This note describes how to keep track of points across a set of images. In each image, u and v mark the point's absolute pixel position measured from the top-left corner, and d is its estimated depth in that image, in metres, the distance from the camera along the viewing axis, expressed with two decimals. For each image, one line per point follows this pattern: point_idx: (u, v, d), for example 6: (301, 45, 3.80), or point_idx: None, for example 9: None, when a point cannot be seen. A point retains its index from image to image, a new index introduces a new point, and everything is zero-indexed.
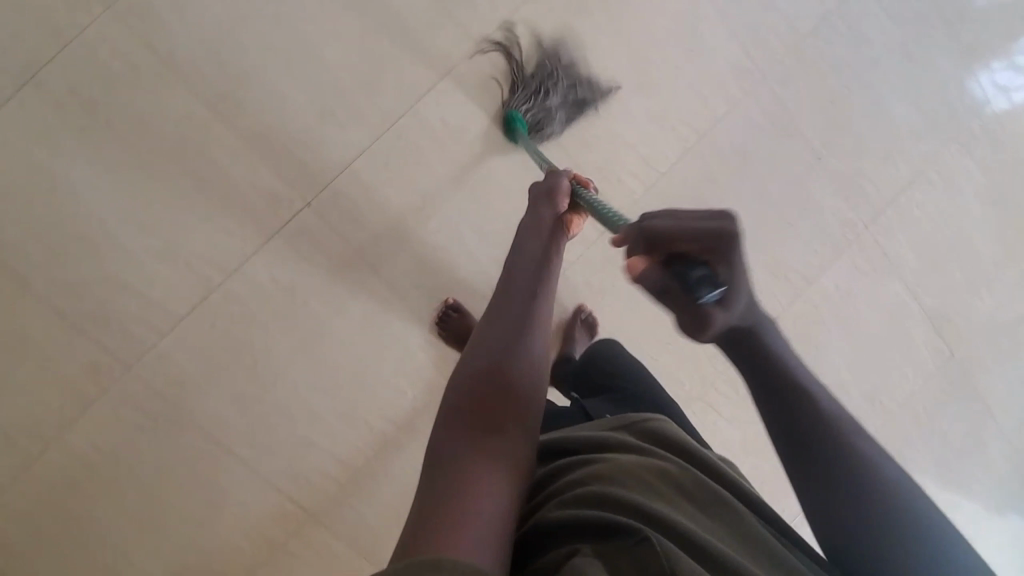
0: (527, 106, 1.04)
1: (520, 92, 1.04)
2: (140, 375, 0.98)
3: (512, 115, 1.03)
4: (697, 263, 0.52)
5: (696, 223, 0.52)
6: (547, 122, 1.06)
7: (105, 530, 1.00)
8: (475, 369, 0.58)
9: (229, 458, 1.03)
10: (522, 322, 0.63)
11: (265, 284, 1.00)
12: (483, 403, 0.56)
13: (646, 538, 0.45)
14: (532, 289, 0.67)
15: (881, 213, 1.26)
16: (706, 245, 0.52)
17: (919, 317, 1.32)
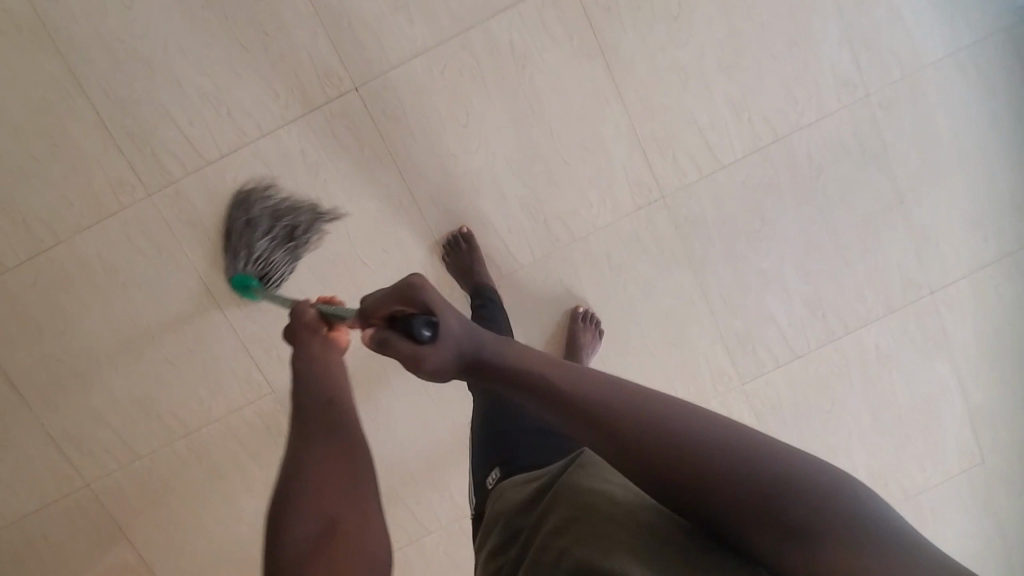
0: (249, 257, 0.90)
1: (251, 244, 0.91)
2: (157, 204, 1.01)
3: (238, 274, 0.90)
4: (414, 317, 0.46)
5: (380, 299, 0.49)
6: (276, 275, 0.94)
7: (88, 337, 1.06)
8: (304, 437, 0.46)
9: (215, 310, 1.06)
10: (332, 442, 0.46)
11: (294, 154, 1.01)
12: (321, 500, 0.42)
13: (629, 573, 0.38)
14: (328, 384, 0.51)
15: (952, 282, 1.13)
16: (398, 305, 0.47)
17: (957, 408, 1.19)
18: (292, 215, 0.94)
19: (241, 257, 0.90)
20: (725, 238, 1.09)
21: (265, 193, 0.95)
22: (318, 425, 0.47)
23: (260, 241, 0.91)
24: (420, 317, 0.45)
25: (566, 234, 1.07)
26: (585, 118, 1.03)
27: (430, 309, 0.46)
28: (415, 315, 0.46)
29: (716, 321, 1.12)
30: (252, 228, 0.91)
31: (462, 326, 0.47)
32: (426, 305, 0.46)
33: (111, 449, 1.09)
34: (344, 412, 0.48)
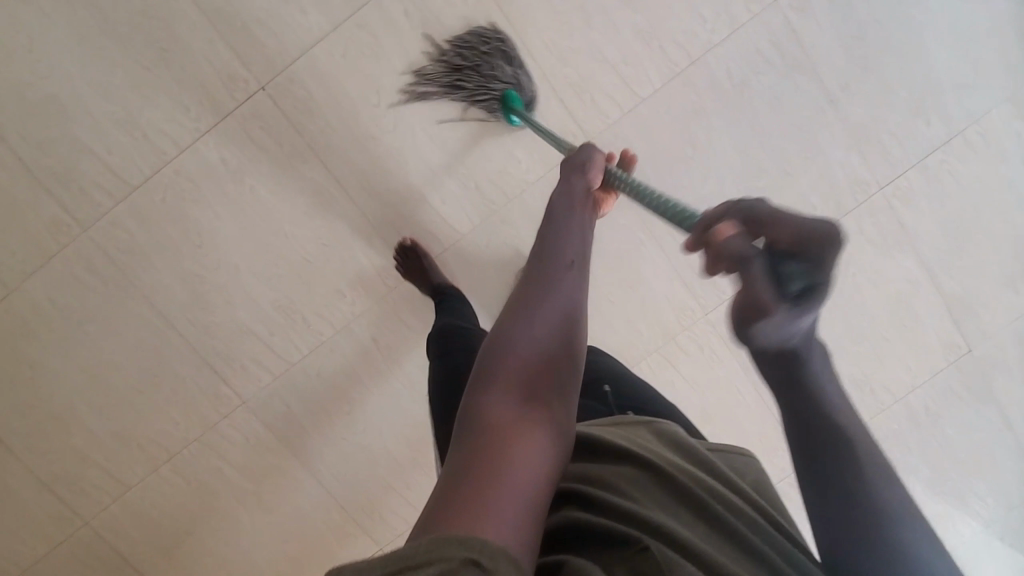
0: (498, 83, 0.99)
1: (473, 82, 0.99)
2: (94, 237, 1.03)
3: (505, 97, 0.99)
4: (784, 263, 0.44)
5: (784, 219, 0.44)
6: (520, 87, 1.00)
7: (56, 379, 1.08)
8: (515, 334, 0.52)
9: (170, 331, 1.07)
10: (549, 351, 0.52)
11: (216, 164, 1.02)
12: (530, 378, 0.51)
13: (647, 549, 0.43)
14: (571, 260, 0.58)
15: (902, 174, 1.10)
16: (790, 242, 0.44)
17: (932, 301, 1.16)
18: (464, 42, 0.99)
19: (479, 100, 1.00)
20: (659, 170, 1.07)
21: (458, 40, 0.99)
22: (552, 296, 0.55)
23: (497, 68, 0.98)
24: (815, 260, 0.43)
25: (499, 195, 1.07)
26: None
27: (810, 269, 0.44)
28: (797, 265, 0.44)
29: (668, 256, 1.11)
30: (477, 68, 0.99)
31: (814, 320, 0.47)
32: (811, 271, 0.44)
33: (100, 483, 1.12)
34: (573, 292, 0.56)
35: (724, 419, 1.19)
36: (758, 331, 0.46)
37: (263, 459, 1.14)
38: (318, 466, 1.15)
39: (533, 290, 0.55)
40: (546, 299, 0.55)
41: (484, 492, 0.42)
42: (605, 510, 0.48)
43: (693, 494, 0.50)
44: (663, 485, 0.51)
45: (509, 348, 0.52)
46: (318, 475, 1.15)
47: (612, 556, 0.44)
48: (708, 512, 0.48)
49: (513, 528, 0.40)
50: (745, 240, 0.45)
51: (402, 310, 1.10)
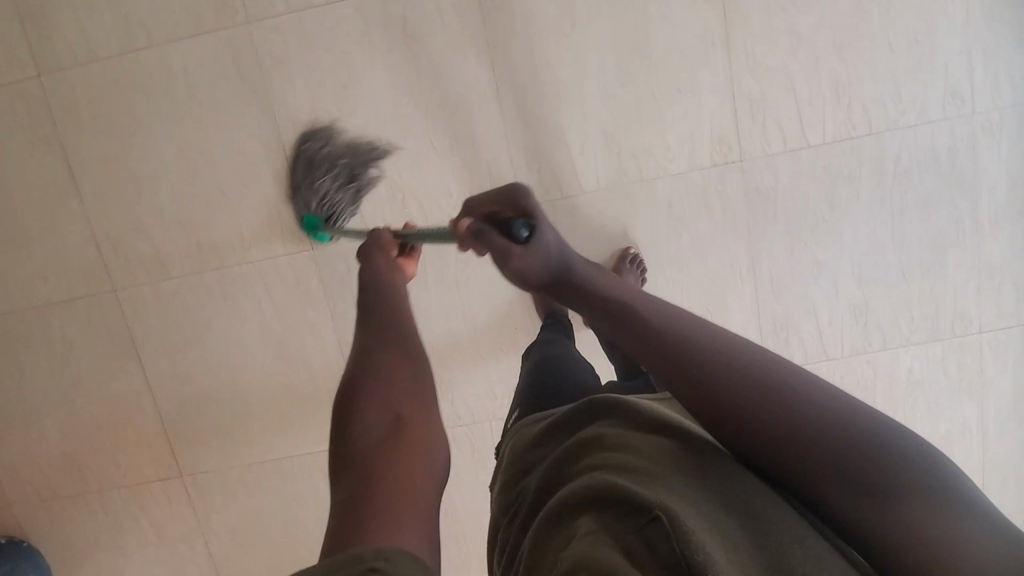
0: (317, 200, 1.02)
1: (316, 184, 1.02)
2: (252, 33, 1.03)
3: (303, 216, 1.05)
4: (508, 220, 0.57)
5: (487, 202, 0.60)
6: (339, 215, 1.05)
7: (152, 146, 1.07)
8: (361, 366, 0.53)
9: (276, 153, 1.07)
10: (389, 356, 0.54)
11: (396, 20, 1.02)
12: (380, 400, 0.50)
13: (660, 516, 0.39)
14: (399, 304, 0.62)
15: (1005, 326, 1.10)
16: (504, 203, 0.58)
17: (973, 454, 1.16)
18: (348, 146, 1.03)
19: (304, 202, 1.03)
20: (790, 218, 1.07)
21: (328, 135, 1.03)
22: (387, 335, 0.57)
23: (332, 188, 1.02)
24: (519, 219, 0.56)
25: (635, 171, 1.06)
26: (686, 59, 1.02)
27: (524, 215, 0.57)
28: (513, 217, 0.57)
29: (759, 301, 1.11)
30: (329, 173, 1.02)
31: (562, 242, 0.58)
32: (526, 211, 0.57)
33: (144, 261, 1.11)
34: (403, 330, 0.58)
35: None
36: (543, 275, 0.57)
37: (303, 310, 1.13)
38: (348, 340, 1.15)
39: (370, 339, 0.57)
40: (380, 332, 0.57)
41: (376, 521, 0.41)
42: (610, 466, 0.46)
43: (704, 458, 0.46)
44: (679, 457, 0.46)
45: (354, 377, 0.52)
46: (344, 348, 1.15)
47: (620, 520, 0.41)
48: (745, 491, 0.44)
49: (411, 529, 0.41)
50: (475, 218, 0.60)
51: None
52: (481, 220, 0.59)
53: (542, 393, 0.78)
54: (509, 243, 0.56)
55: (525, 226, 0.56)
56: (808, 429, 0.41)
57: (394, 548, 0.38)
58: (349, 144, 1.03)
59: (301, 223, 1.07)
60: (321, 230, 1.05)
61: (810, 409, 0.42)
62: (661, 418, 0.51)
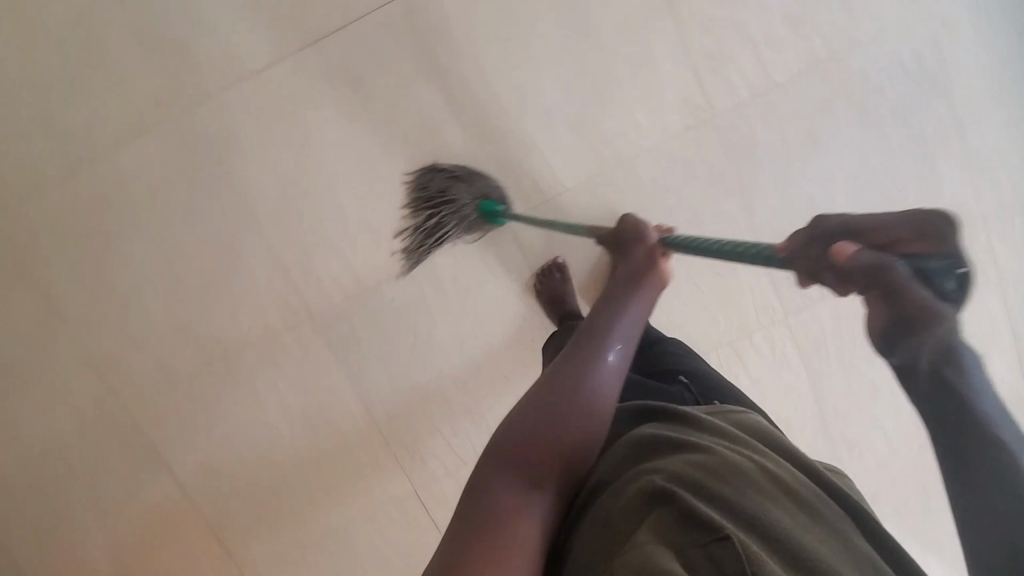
0: (469, 197, 1.02)
1: (456, 202, 1.01)
2: (196, 119, 1.00)
3: (479, 207, 1.03)
4: (917, 258, 0.40)
5: (902, 224, 0.42)
6: (490, 192, 1.03)
7: (125, 257, 1.04)
8: (535, 411, 0.49)
9: (250, 231, 1.04)
10: (564, 418, 0.49)
11: (335, 69, 0.99)
12: (534, 464, 0.47)
13: (728, 539, 0.38)
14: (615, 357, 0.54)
15: (1004, 213, 1.10)
16: (921, 233, 0.40)
17: (1010, 343, 1.15)
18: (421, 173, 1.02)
19: (466, 214, 1.02)
20: (775, 161, 1.05)
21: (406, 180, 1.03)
22: (578, 398, 0.50)
23: (460, 194, 1.01)
24: (948, 264, 0.39)
25: (612, 156, 1.04)
26: (633, 33, 1.00)
27: (960, 263, 0.39)
28: (932, 256, 0.40)
29: None
30: (444, 202, 1.02)
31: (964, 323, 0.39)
32: (953, 260, 0.39)
33: (148, 371, 1.08)
34: (602, 393, 0.51)
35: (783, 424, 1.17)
36: (913, 349, 0.39)
37: (318, 379, 1.11)
38: (371, 396, 1.12)
39: (562, 380, 0.51)
40: (569, 379, 0.51)
41: None
42: (675, 477, 0.43)
43: (782, 478, 0.44)
44: (755, 471, 0.44)
45: (519, 424, 0.48)
46: (369, 404, 1.13)
47: (684, 532, 0.39)
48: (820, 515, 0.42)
49: None
50: (869, 249, 0.42)
51: (490, 253, 1.08)
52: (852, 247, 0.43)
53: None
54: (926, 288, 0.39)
55: (953, 276, 0.39)
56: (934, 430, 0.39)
57: None
58: (418, 183, 1.01)
59: (485, 225, 1.06)
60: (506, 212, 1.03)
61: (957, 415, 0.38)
62: (729, 433, 0.48)
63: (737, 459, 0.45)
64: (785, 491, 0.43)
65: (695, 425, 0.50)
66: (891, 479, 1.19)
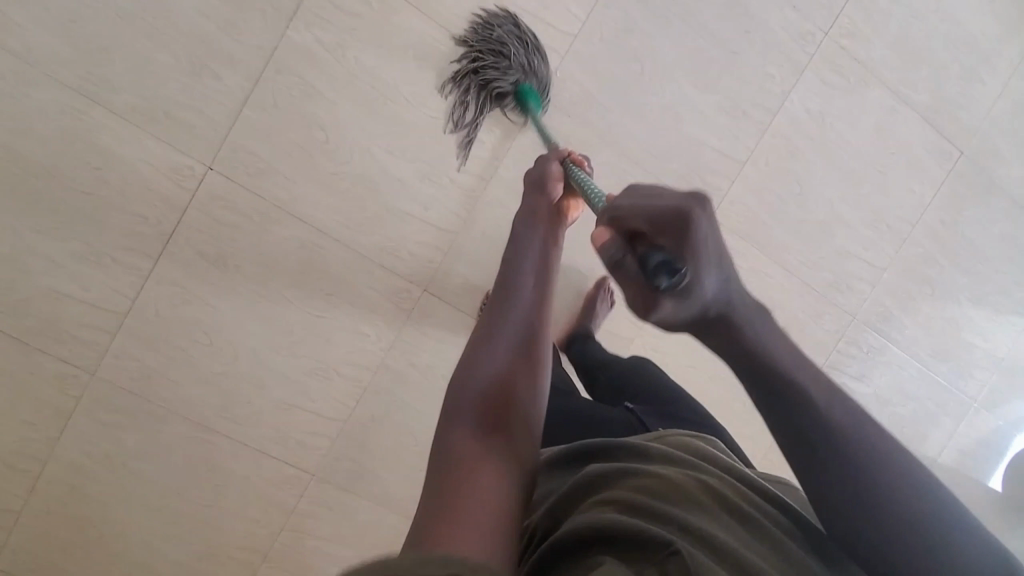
0: (519, 69, 0.98)
1: (501, 67, 0.97)
2: (106, 376, 1.00)
3: (518, 87, 0.99)
4: (651, 248, 0.42)
5: (661, 200, 0.43)
6: (532, 72, 0.99)
7: (123, 528, 1.04)
8: (481, 353, 0.57)
9: (215, 438, 1.04)
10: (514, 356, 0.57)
11: (196, 259, 0.99)
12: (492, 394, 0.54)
13: (678, 550, 0.42)
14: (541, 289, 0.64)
15: (840, 12, 1.10)
16: (656, 221, 0.43)
17: (911, 120, 1.16)
18: (490, 17, 0.99)
19: (506, 87, 0.98)
20: (617, 96, 1.06)
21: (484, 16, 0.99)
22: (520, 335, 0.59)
23: (511, 60, 0.97)
24: (667, 248, 0.41)
25: (478, 181, 1.06)
26: (426, 68, 1.00)
27: (677, 252, 0.41)
28: (662, 245, 0.42)
29: (656, 174, 1.10)
30: (493, 62, 0.97)
31: (719, 278, 0.42)
32: (680, 244, 0.41)
33: None
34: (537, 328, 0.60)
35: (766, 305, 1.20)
36: (661, 316, 0.42)
37: (355, 523, 1.12)
38: (408, 506, 1.13)
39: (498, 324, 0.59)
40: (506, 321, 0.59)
41: (450, 518, 0.43)
42: (624, 506, 0.48)
43: (725, 494, 0.50)
44: (704, 495, 0.49)
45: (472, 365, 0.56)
46: (410, 513, 1.14)
47: (636, 554, 0.43)
48: (746, 516, 0.48)
49: (489, 540, 0.43)
50: (620, 230, 0.45)
51: (428, 327, 1.08)
52: (618, 225, 0.46)
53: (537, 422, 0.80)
54: (635, 266, 0.42)
55: (667, 261, 0.41)
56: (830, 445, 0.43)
57: (474, 559, 0.40)
58: (483, 23, 0.98)
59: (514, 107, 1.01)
60: (538, 105, 0.99)
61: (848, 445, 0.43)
62: (678, 458, 0.55)
63: (683, 482, 0.51)
64: (715, 500, 0.49)
65: (648, 460, 0.55)
66: (882, 294, 1.22)
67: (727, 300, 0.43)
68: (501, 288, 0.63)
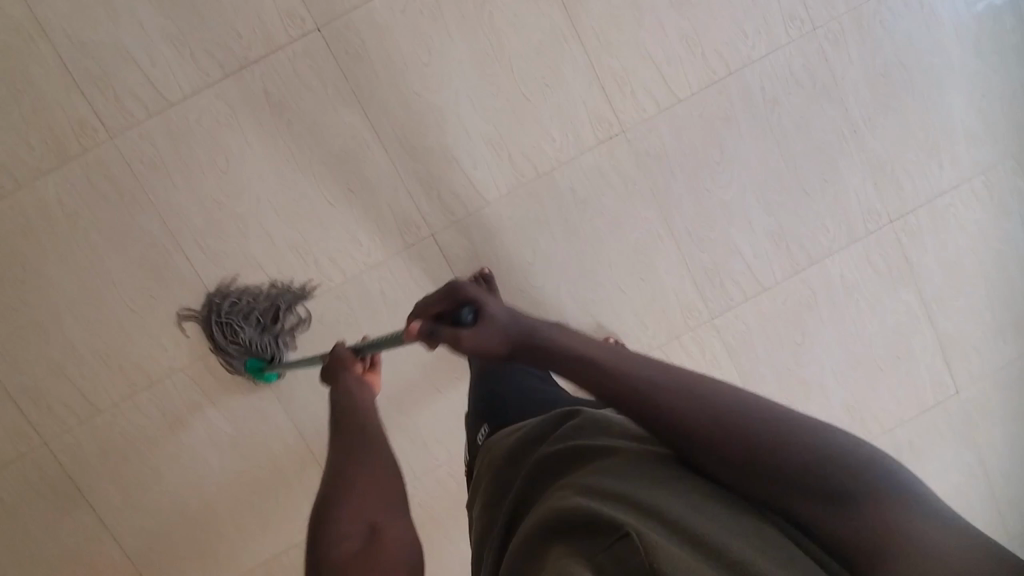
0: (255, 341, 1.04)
1: (231, 342, 1.03)
2: (120, 146, 1.01)
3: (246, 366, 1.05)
4: (454, 314, 0.59)
5: (430, 299, 0.62)
6: (269, 350, 1.05)
7: (48, 286, 1.04)
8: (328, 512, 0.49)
9: (175, 255, 1.05)
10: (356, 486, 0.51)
11: (257, 94, 1.02)
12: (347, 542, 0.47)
13: (628, 534, 0.40)
14: (376, 459, 0.54)
15: (912, 211, 1.14)
16: (442, 302, 0.60)
17: (928, 339, 1.18)
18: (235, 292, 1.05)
19: (235, 360, 1.04)
20: (686, 171, 1.11)
21: (228, 289, 1.05)
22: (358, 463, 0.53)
23: (243, 334, 1.03)
24: (459, 309, 0.59)
25: (530, 170, 1.09)
26: (543, 53, 1.05)
27: (467, 299, 0.59)
28: (457, 308, 0.59)
29: (683, 254, 1.13)
30: (224, 337, 1.03)
31: (507, 322, 0.57)
32: (465, 298, 0.59)
33: (71, 402, 1.07)
34: (372, 441, 0.56)
35: None
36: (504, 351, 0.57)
37: (247, 403, 1.10)
38: (302, 417, 1.12)
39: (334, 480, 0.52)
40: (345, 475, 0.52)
41: None
42: (584, 488, 0.47)
43: (697, 477, 0.48)
44: (670, 472, 0.48)
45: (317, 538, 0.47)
46: (299, 425, 1.12)
47: (591, 539, 0.41)
48: (722, 500, 0.45)
49: None
50: (424, 320, 0.61)
51: (417, 270, 1.09)
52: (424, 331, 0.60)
53: (505, 406, 0.79)
54: (455, 328, 0.58)
55: (468, 313, 0.58)
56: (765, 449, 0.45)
57: None
58: (219, 302, 1.03)
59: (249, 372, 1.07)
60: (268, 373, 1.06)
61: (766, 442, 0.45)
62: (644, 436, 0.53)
63: (640, 461, 0.49)
64: (686, 481, 0.47)
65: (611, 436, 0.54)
66: None
67: (528, 339, 0.56)
68: (324, 513, 0.49)
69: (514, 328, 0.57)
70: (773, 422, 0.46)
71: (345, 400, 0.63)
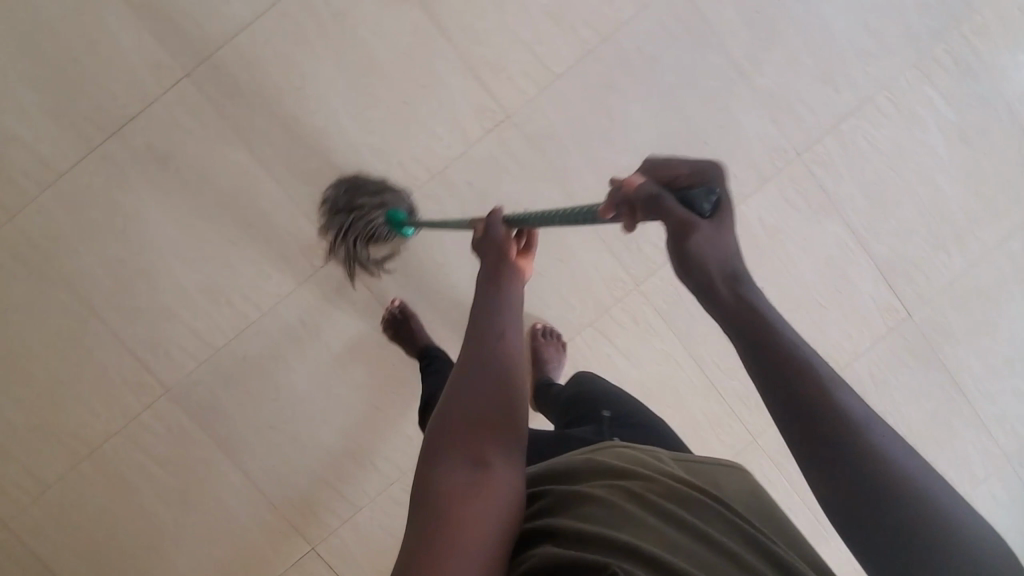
0: (375, 209, 1.04)
1: (362, 209, 1.04)
2: (19, 225, 1.03)
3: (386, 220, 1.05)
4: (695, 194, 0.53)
5: (675, 164, 0.55)
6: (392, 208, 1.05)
7: None
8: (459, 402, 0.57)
9: (91, 320, 1.06)
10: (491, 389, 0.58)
11: (141, 150, 1.04)
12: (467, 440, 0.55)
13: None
14: (498, 410, 0.57)
15: (817, 141, 1.12)
16: (685, 176, 0.55)
17: (865, 266, 1.15)
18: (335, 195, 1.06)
19: (378, 211, 1.04)
20: (580, 144, 1.09)
21: (327, 193, 1.06)
22: (492, 368, 0.59)
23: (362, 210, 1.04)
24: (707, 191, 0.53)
25: (424, 172, 1.09)
26: (412, 56, 1.06)
27: (716, 189, 0.54)
28: (698, 187, 0.54)
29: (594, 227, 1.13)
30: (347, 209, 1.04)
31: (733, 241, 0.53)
32: (712, 186, 0.54)
33: (19, 482, 1.09)
34: (507, 345, 0.61)
35: (665, 394, 1.17)
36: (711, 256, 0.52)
37: (189, 453, 1.10)
38: (247, 458, 1.11)
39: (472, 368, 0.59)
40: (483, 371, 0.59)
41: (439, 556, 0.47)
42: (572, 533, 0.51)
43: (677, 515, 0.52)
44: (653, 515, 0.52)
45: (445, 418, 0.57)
46: (244, 466, 1.12)
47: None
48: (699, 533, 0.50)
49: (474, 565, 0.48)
50: (652, 180, 0.56)
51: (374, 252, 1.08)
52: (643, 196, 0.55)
53: None
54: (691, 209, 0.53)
55: (709, 200, 0.53)
56: (864, 468, 0.42)
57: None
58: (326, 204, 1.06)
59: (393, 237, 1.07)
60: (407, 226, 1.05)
61: (868, 471, 0.42)
62: (631, 475, 0.57)
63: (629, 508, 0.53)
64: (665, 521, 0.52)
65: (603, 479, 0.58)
66: None
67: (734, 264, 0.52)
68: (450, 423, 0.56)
69: (730, 252, 0.52)
70: (871, 455, 0.43)
71: (488, 280, 0.68)
